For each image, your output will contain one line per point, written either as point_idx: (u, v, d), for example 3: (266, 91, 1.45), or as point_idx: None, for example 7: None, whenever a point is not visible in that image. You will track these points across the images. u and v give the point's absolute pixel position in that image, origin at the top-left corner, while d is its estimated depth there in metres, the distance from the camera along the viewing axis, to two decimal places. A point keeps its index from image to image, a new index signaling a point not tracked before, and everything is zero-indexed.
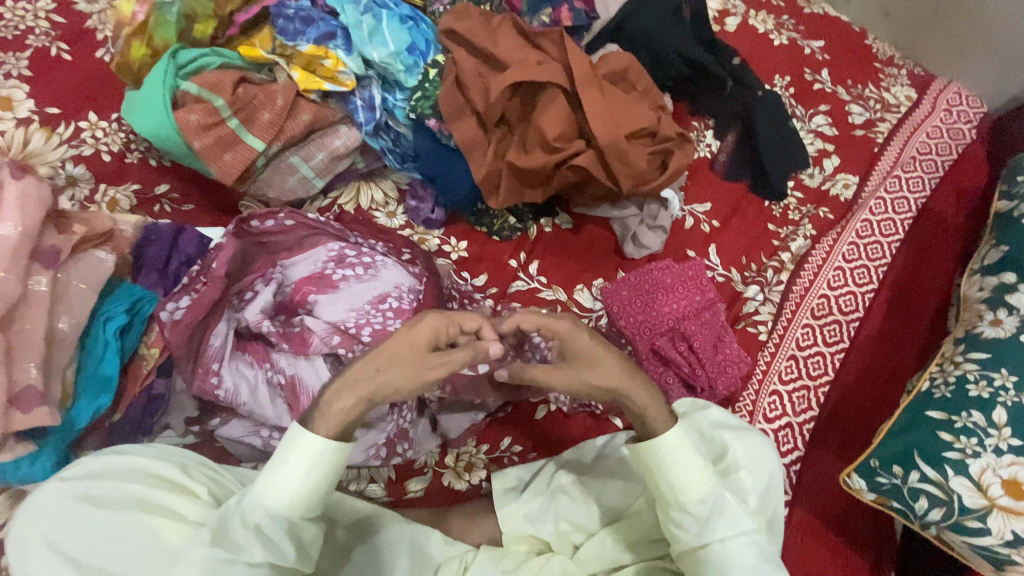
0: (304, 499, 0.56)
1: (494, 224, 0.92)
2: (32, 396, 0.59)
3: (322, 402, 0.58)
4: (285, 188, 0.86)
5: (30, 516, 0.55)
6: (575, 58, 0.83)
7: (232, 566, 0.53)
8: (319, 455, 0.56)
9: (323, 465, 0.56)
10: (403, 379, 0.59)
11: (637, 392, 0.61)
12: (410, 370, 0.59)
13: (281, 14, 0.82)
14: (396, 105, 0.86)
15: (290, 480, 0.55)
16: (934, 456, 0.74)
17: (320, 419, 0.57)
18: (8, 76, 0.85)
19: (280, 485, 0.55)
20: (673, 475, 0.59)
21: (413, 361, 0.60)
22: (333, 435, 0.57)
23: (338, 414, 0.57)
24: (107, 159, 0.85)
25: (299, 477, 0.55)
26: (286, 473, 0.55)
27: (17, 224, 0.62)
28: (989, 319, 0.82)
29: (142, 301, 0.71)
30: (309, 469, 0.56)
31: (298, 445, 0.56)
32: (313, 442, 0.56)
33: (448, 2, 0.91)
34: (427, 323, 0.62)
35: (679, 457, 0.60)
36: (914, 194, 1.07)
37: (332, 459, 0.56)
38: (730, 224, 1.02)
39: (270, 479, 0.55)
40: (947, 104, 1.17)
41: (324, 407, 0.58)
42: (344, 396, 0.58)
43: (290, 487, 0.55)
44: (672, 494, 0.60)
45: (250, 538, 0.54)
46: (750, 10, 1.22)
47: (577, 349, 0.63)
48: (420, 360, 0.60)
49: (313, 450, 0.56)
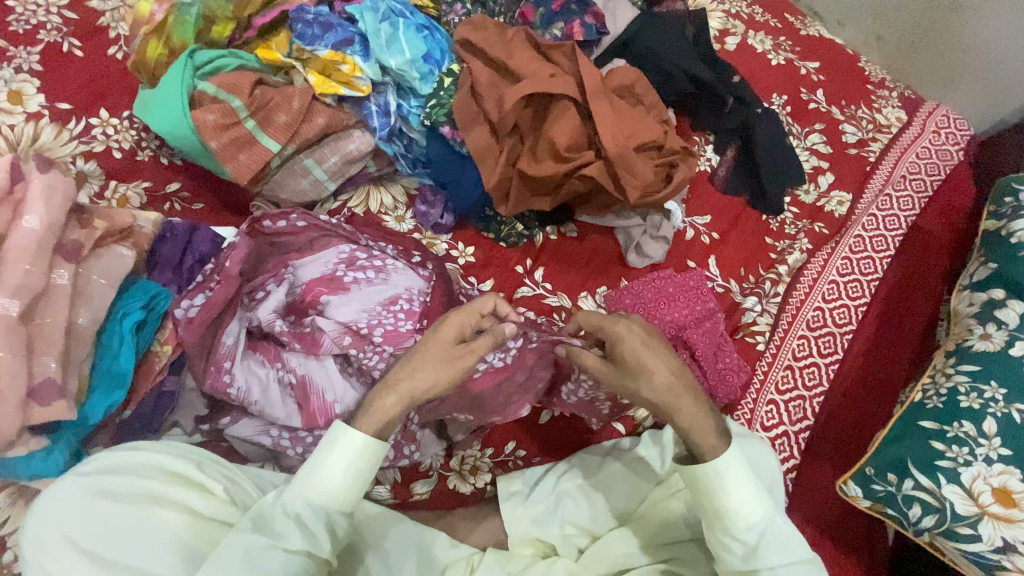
0: (344, 495, 0.57)
1: (502, 231, 0.94)
2: (52, 389, 0.59)
3: (364, 403, 0.61)
4: (297, 190, 0.87)
5: (45, 508, 0.56)
6: (586, 72, 0.85)
7: (272, 552, 0.54)
8: (358, 450, 0.57)
9: (365, 459, 0.57)
10: (439, 374, 0.62)
11: (684, 411, 0.64)
12: (442, 366, 0.63)
13: (300, 19, 0.84)
14: (410, 112, 0.88)
15: (330, 475, 0.56)
16: (927, 465, 0.77)
17: (363, 419, 0.59)
18: (19, 71, 0.85)
19: (319, 482, 0.56)
20: (731, 502, 0.61)
21: (443, 357, 0.63)
22: (373, 432, 0.59)
23: (379, 414, 0.60)
24: (117, 156, 0.85)
25: (339, 475, 0.56)
26: (325, 469, 0.56)
27: (41, 218, 0.62)
28: (978, 333, 0.86)
29: (158, 297, 0.71)
30: (347, 464, 0.57)
31: (340, 439, 0.57)
32: (353, 438, 0.57)
33: (462, 13, 0.93)
34: (453, 318, 0.66)
35: (732, 483, 0.61)
36: (904, 212, 1.11)
37: (369, 456, 0.57)
38: (729, 236, 1.05)
39: (308, 477, 0.56)
40: (936, 126, 1.21)
41: (366, 407, 0.60)
42: (382, 399, 0.61)
43: (331, 483, 0.56)
44: (723, 518, 0.61)
45: (290, 527, 0.55)
46: (749, 30, 1.27)
47: (627, 355, 0.67)
48: (450, 355, 0.63)
49: (351, 448, 0.57)
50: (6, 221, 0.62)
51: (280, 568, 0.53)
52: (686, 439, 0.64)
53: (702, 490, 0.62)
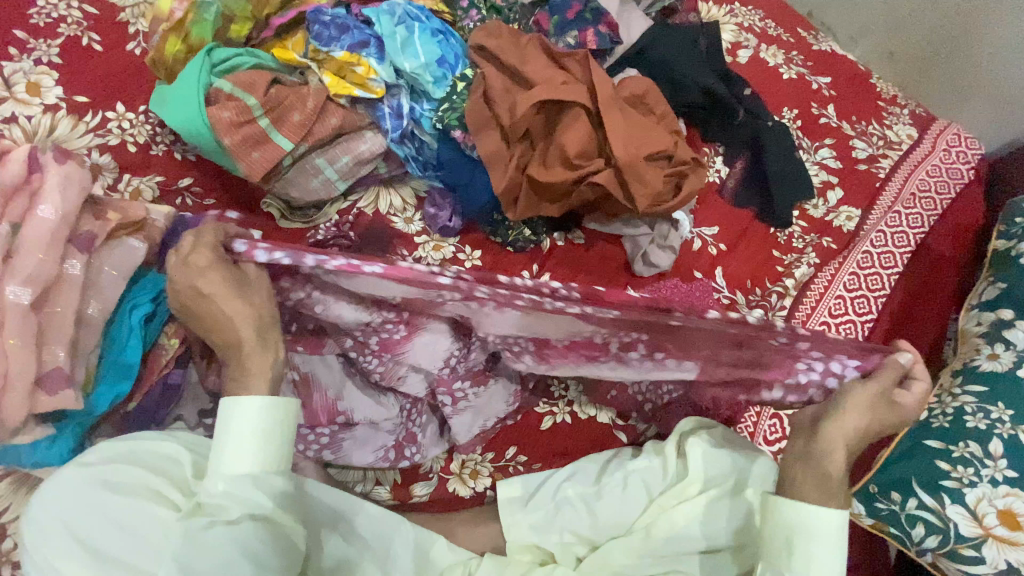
0: (268, 452, 0.57)
1: (509, 235, 0.93)
2: (59, 377, 0.59)
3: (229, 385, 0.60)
4: (308, 189, 0.87)
5: (43, 498, 0.55)
6: (599, 80, 0.85)
7: (213, 528, 0.54)
8: (256, 411, 0.57)
9: (274, 416, 0.57)
10: (239, 312, 0.61)
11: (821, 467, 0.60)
12: (232, 310, 0.61)
13: (318, 20, 0.85)
14: (423, 114, 0.89)
15: (241, 439, 0.56)
16: (931, 485, 0.77)
17: (244, 387, 0.59)
18: (39, 62, 0.86)
19: (233, 446, 0.56)
20: (814, 547, 0.58)
21: (238, 293, 0.61)
22: (263, 395, 0.58)
23: (259, 376, 0.60)
24: (132, 150, 0.86)
25: (247, 437, 0.56)
26: (234, 436, 0.56)
27: (57, 207, 0.62)
28: (986, 353, 0.85)
29: (167, 291, 0.70)
30: (251, 427, 0.56)
31: (232, 410, 0.57)
32: (247, 402, 0.57)
33: (477, 19, 0.94)
34: (195, 261, 0.60)
35: (825, 529, 0.59)
36: (913, 229, 1.10)
37: (277, 412, 0.58)
38: (736, 248, 1.05)
39: (223, 449, 0.56)
40: (947, 144, 1.21)
41: (242, 371, 0.60)
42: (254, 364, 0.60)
43: (250, 445, 0.56)
44: (801, 562, 0.59)
45: (224, 500, 0.55)
46: (762, 44, 1.27)
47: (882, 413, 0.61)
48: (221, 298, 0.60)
49: (248, 411, 0.56)
50: (21, 210, 0.62)
51: (228, 539, 0.54)
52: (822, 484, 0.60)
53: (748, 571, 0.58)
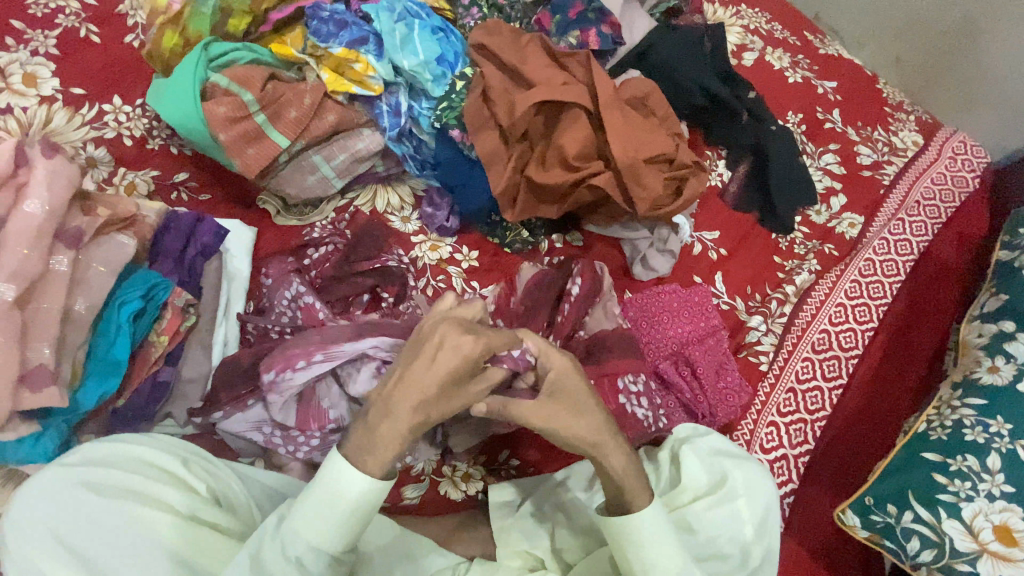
0: (348, 531, 0.57)
1: (506, 236, 0.93)
2: (44, 375, 0.59)
3: (370, 434, 0.57)
4: (304, 186, 0.86)
5: (23, 499, 0.55)
6: (600, 81, 0.84)
7: None
8: (366, 491, 0.56)
9: (371, 499, 0.56)
10: (441, 398, 0.59)
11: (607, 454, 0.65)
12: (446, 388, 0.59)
13: (317, 15, 0.84)
14: (421, 113, 0.87)
15: (334, 512, 0.55)
16: (928, 498, 0.76)
17: (366, 455, 0.57)
18: (35, 53, 0.86)
19: (326, 522, 0.56)
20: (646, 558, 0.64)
21: (452, 384, 0.59)
22: (380, 471, 0.57)
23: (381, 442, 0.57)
24: (128, 143, 0.85)
25: (342, 513, 0.56)
26: (333, 505, 0.55)
27: (43, 203, 0.62)
28: (987, 365, 0.84)
29: (157, 288, 0.69)
30: (350, 506, 0.56)
31: (347, 483, 0.55)
32: (364, 481, 0.56)
33: (479, 17, 0.93)
34: (465, 349, 0.59)
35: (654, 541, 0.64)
36: (916, 238, 1.09)
37: (378, 495, 0.57)
38: (736, 253, 1.04)
39: (312, 518, 0.56)
40: (952, 152, 1.20)
41: (371, 438, 0.57)
42: (393, 432, 0.57)
43: (338, 520, 0.56)
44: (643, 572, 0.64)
45: (288, 571, 0.55)
46: (767, 47, 1.26)
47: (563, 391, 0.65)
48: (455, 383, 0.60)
49: (357, 488, 0.56)
50: (7, 204, 0.61)
51: None
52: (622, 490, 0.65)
53: (622, 541, 0.65)
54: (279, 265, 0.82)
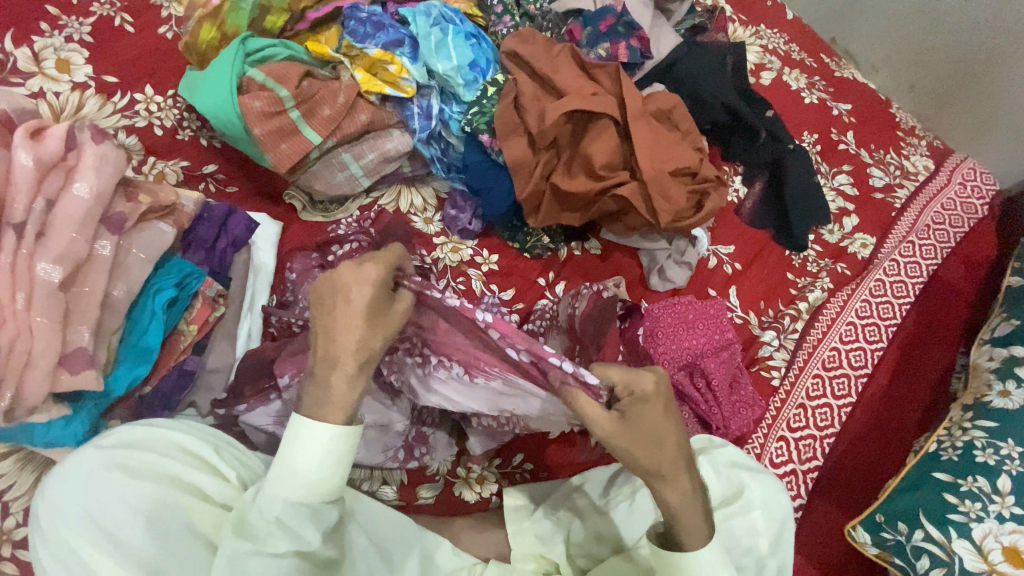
0: (323, 486, 0.55)
1: (528, 241, 0.94)
2: (82, 357, 0.60)
3: (315, 393, 0.55)
4: (332, 183, 0.87)
5: (59, 481, 0.55)
6: (629, 93, 0.86)
7: (257, 557, 0.54)
8: (325, 443, 0.54)
9: (336, 451, 0.55)
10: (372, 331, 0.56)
11: (673, 487, 0.58)
12: (372, 327, 0.56)
13: (354, 16, 0.85)
14: (452, 116, 0.88)
15: (302, 468, 0.54)
16: (939, 518, 0.77)
17: (319, 410, 0.55)
18: (70, 40, 0.87)
19: (294, 480, 0.54)
20: None
21: (378, 316, 0.57)
22: (336, 422, 0.55)
23: (339, 397, 0.55)
24: (158, 133, 0.86)
25: (311, 468, 0.54)
26: (296, 463, 0.54)
27: (91, 187, 0.62)
28: (998, 389, 0.86)
29: (191, 277, 0.70)
30: (316, 459, 0.54)
31: (303, 437, 0.54)
32: (318, 433, 0.54)
33: (510, 25, 0.94)
34: (370, 274, 0.57)
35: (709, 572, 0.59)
36: (926, 260, 1.11)
37: (344, 444, 0.55)
38: (751, 269, 1.05)
39: (278, 475, 0.54)
40: (963, 178, 1.22)
41: (324, 393, 0.55)
42: (342, 383, 0.55)
43: (307, 475, 0.54)
44: None
45: (274, 532, 0.54)
46: (785, 67, 1.28)
47: (646, 421, 0.57)
48: (376, 320, 0.57)
49: (315, 443, 0.54)
50: (58, 187, 0.62)
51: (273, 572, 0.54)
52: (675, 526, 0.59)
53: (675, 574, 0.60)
54: (303, 261, 0.81)
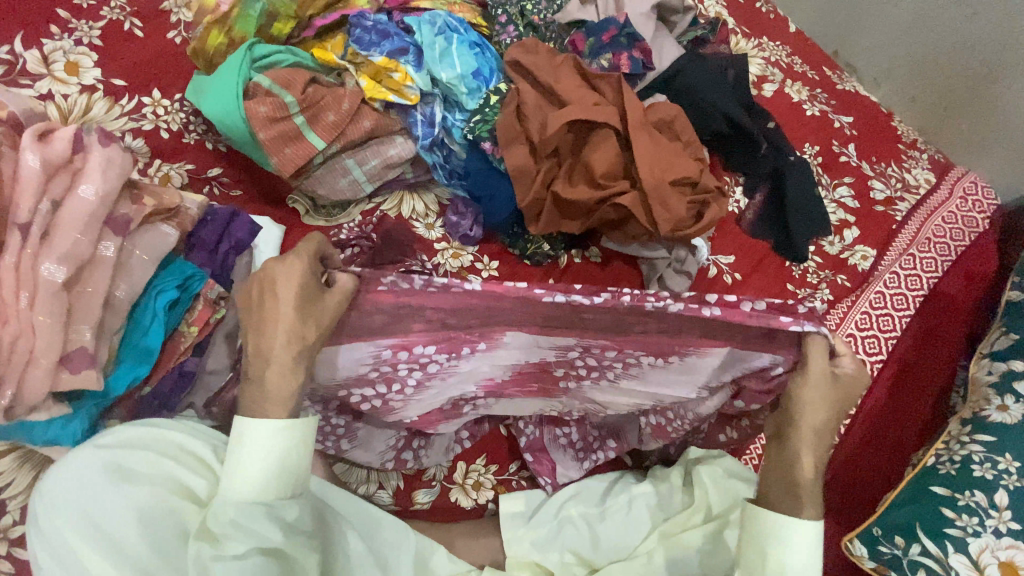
0: (274, 483, 0.54)
1: (528, 249, 0.94)
2: (84, 357, 0.61)
3: (256, 390, 0.55)
4: (335, 188, 0.88)
5: (57, 478, 0.55)
6: (630, 104, 0.86)
7: (219, 561, 0.53)
8: (271, 435, 0.54)
9: (283, 442, 0.54)
10: (302, 321, 0.56)
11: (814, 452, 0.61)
12: (303, 315, 0.56)
13: (360, 24, 0.87)
14: (455, 124, 0.89)
15: (250, 465, 0.53)
16: (936, 531, 0.77)
17: (261, 406, 0.55)
18: (80, 43, 0.88)
19: (248, 475, 0.53)
20: (787, 554, 0.58)
21: (304, 307, 0.56)
22: (282, 416, 0.55)
23: (277, 394, 0.55)
24: (165, 136, 0.87)
25: (259, 464, 0.53)
26: (244, 458, 0.53)
27: (97, 188, 0.63)
28: (997, 404, 0.86)
29: (192, 279, 0.70)
30: (264, 452, 0.53)
31: (246, 433, 0.53)
32: (261, 426, 0.54)
33: (514, 35, 0.96)
34: (293, 267, 0.56)
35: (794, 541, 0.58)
36: (926, 273, 1.11)
37: (293, 435, 0.54)
38: (750, 280, 1.06)
39: (230, 472, 0.54)
40: (964, 192, 1.22)
41: (262, 392, 0.55)
42: (279, 378, 0.55)
43: (257, 471, 0.53)
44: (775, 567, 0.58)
45: (227, 533, 0.53)
46: (787, 79, 1.29)
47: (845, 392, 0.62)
48: (305, 305, 0.56)
49: (262, 436, 0.53)
50: (64, 188, 0.63)
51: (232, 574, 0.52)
52: (792, 487, 0.60)
53: (763, 533, 0.59)
54: None
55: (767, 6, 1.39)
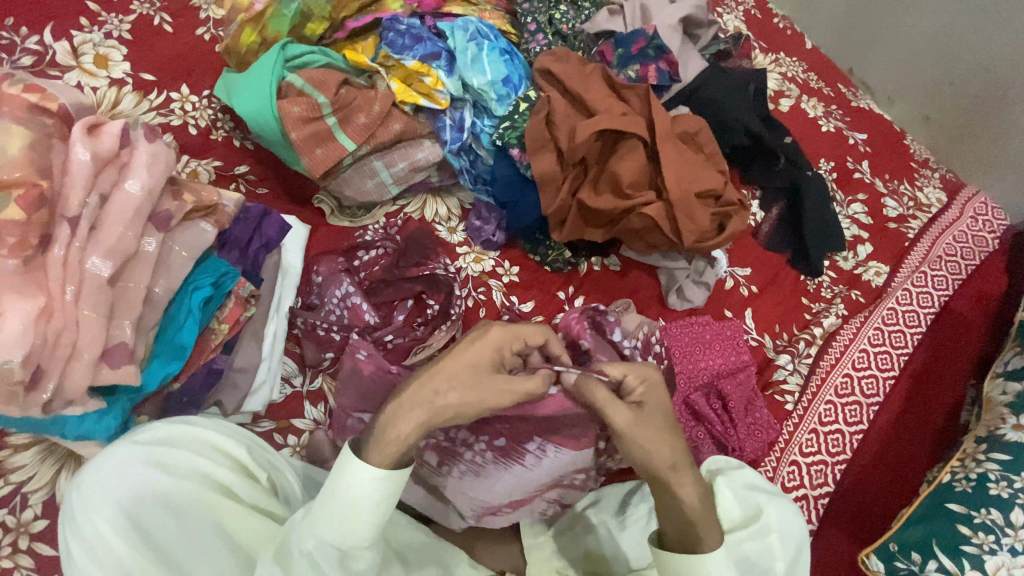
0: (358, 529, 0.55)
1: (549, 255, 0.94)
2: (123, 352, 0.61)
3: (376, 430, 0.56)
4: (362, 189, 0.88)
5: (92, 471, 0.55)
6: (658, 115, 0.87)
7: None
8: (370, 483, 0.54)
9: (382, 492, 0.54)
10: (471, 393, 0.58)
11: (684, 481, 0.62)
12: (472, 389, 0.58)
13: (393, 28, 0.87)
14: (483, 130, 0.89)
15: (345, 510, 0.53)
16: (952, 548, 0.77)
17: (379, 448, 0.55)
18: (109, 36, 0.88)
19: (335, 519, 0.54)
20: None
21: (476, 378, 0.59)
22: (385, 464, 0.54)
23: (394, 445, 0.55)
24: (193, 132, 0.87)
25: (350, 510, 0.53)
26: (339, 499, 0.53)
27: (143, 183, 0.64)
28: (1012, 423, 0.86)
29: (226, 276, 0.71)
30: (360, 498, 0.53)
31: (349, 471, 0.54)
32: (366, 472, 0.54)
33: (543, 43, 0.96)
34: (491, 338, 0.62)
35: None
36: (938, 291, 1.12)
37: (393, 486, 0.55)
38: (766, 292, 1.06)
39: (321, 514, 0.54)
40: (974, 212, 1.24)
41: (380, 432, 0.55)
42: (397, 418, 0.56)
43: (349, 515, 0.54)
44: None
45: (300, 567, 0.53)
46: (803, 95, 1.30)
47: (654, 412, 0.65)
48: (483, 379, 0.59)
49: (363, 481, 0.53)
50: (110, 183, 0.63)
51: None
52: (685, 528, 0.61)
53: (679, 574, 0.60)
54: (330, 264, 0.83)
55: (784, 22, 1.41)
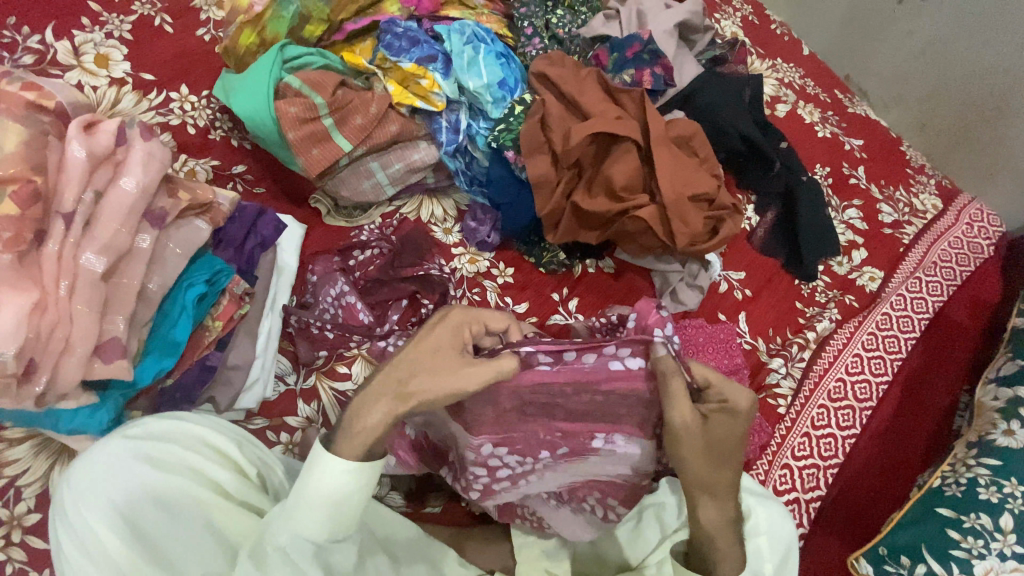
0: (335, 522, 0.55)
1: (543, 257, 0.95)
2: (116, 347, 0.62)
3: (345, 423, 0.55)
4: (358, 190, 0.88)
5: (82, 466, 0.55)
6: (652, 118, 0.88)
7: None
8: (343, 476, 0.53)
9: (354, 485, 0.54)
10: (434, 376, 0.56)
11: (716, 498, 0.63)
12: (435, 372, 0.57)
13: (390, 30, 0.88)
14: (479, 132, 0.90)
15: (319, 503, 0.53)
16: (941, 553, 0.77)
17: (348, 438, 0.54)
18: (110, 36, 0.89)
19: (309, 512, 0.53)
20: None
21: (439, 363, 0.57)
22: (355, 456, 0.54)
23: (361, 435, 0.53)
24: (191, 131, 0.88)
25: (323, 504, 0.53)
26: (312, 493, 0.53)
27: (137, 181, 0.65)
28: (1002, 428, 0.87)
29: (220, 273, 0.72)
30: (332, 492, 0.53)
31: (318, 465, 0.53)
32: (337, 465, 0.53)
33: (539, 47, 0.97)
34: (452, 319, 0.61)
35: None
36: (932, 296, 1.12)
37: (366, 477, 0.54)
38: (760, 296, 1.07)
39: (294, 507, 0.54)
40: (970, 219, 1.24)
41: (347, 425, 0.55)
42: (364, 407, 0.55)
43: (324, 510, 0.53)
44: None
45: (275, 560, 0.54)
46: (800, 101, 1.31)
47: (721, 438, 0.62)
48: (448, 363, 0.57)
49: (334, 474, 0.53)
50: (105, 180, 0.64)
51: None
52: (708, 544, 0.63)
53: None
54: (325, 263, 0.84)
55: (782, 28, 1.42)
